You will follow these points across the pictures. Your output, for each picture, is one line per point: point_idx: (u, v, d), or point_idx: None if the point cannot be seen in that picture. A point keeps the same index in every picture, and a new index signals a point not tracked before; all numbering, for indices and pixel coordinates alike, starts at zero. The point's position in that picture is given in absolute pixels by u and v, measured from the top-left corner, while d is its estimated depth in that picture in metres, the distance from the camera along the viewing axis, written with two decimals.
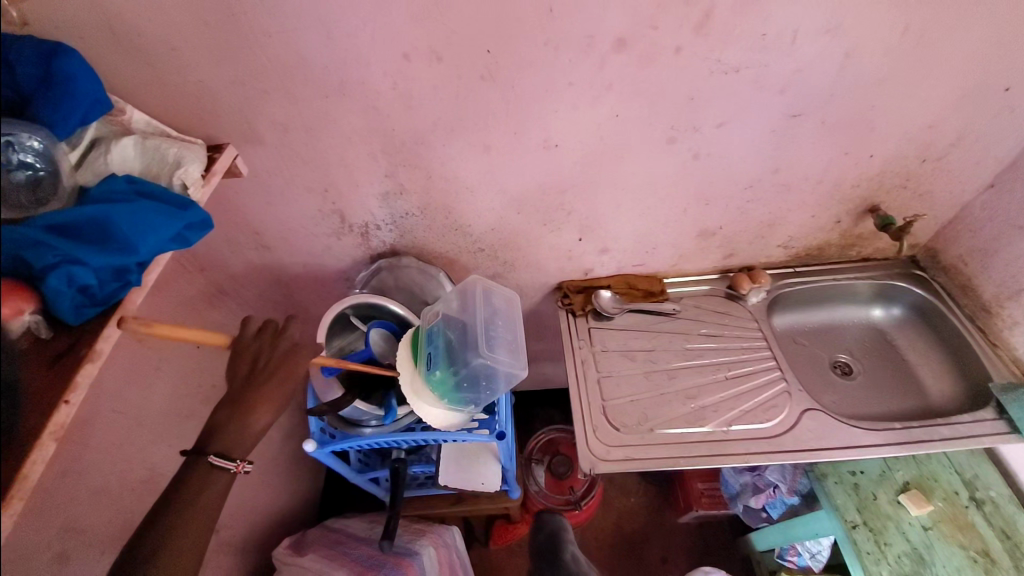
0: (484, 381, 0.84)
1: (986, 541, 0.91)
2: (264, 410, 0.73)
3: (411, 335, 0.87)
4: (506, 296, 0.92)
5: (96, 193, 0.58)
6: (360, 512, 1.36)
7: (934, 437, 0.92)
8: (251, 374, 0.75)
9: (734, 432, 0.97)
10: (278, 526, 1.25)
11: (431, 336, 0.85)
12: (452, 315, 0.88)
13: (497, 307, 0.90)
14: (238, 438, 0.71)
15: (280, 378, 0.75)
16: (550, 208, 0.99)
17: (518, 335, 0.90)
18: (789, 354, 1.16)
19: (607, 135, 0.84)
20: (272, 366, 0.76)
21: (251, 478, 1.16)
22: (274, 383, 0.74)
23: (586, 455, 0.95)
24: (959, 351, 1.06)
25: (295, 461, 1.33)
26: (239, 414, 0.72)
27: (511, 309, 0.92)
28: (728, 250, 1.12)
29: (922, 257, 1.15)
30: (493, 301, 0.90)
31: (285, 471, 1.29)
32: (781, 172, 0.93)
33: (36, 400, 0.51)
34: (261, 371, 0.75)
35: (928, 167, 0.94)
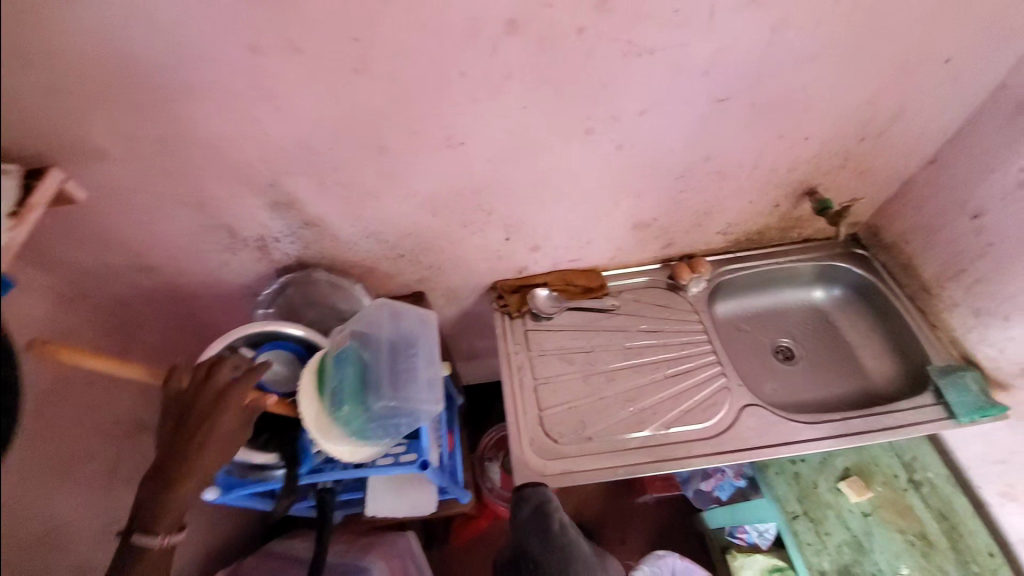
0: (399, 413, 0.78)
1: (923, 523, 0.92)
2: (195, 480, 0.66)
3: (315, 362, 0.79)
4: (419, 316, 0.87)
5: None
6: (306, 528, 1.31)
7: (873, 427, 0.90)
8: (173, 437, 0.67)
9: (673, 435, 0.93)
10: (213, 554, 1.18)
11: (338, 364, 0.78)
12: (360, 339, 0.81)
13: (410, 328, 0.85)
14: (167, 506, 0.65)
15: (202, 437, 0.67)
16: (468, 209, 0.90)
17: (436, 357, 0.85)
18: (731, 343, 1.13)
19: (516, 129, 0.75)
20: (191, 427, 0.67)
21: None
22: (197, 447, 0.67)
23: (523, 472, 0.91)
24: (898, 332, 1.04)
25: None
26: (165, 485, 0.65)
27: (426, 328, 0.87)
28: (666, 239, 1.06)
29: (863, 234, 1.12)
30: (406, 322, 0.85)
31: None
32: (712, 159, 0.86)
33: None
34: (182, 432, 0.67)
35: (868, 146, 0.88)
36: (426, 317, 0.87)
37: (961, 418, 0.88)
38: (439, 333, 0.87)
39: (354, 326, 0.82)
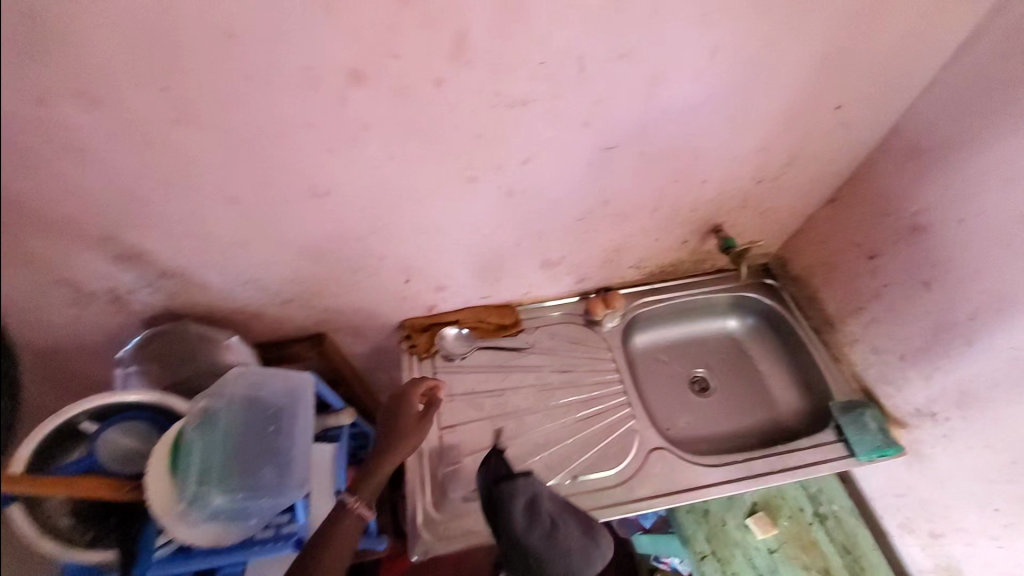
0: (264, 491, 0.71)
1: (827, 559, 0.92)
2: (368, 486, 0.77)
3: (166, 440, 0.71)
4: (292, 378, 0.81)
5: None
6: None
7: (775, 468, 0.89)
8: (388, 433, 0.81)
9: (580, 483, 0.88)
10: None
11: (193, 442, 0.71)
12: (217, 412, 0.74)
13: (281, 391, 0.79)
14: (349, 526, 0.74)
15: (411, 432, 0.81)
16: (354, 254, 0.83)
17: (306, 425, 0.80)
18: (648, 376, 1.10)
19: (388, 178, 0.68)
20: (393, 420, 0.82)
21: None
22: (398, 449, 0.79)
23: (419, 536, 0.84)
24: (804, 363, 1.05)
25: None
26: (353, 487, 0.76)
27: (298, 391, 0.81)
28: (578, 275, 1.03)
29: (773, 264, 1.12)
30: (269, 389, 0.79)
31: None
32: (610, 202, 0.82)
33: None
34: (387, 429, 0.82)
35: (766, 187, 0.87)
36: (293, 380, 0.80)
37: (861, 456, 0.88)
38: (311, 398, 0.81)
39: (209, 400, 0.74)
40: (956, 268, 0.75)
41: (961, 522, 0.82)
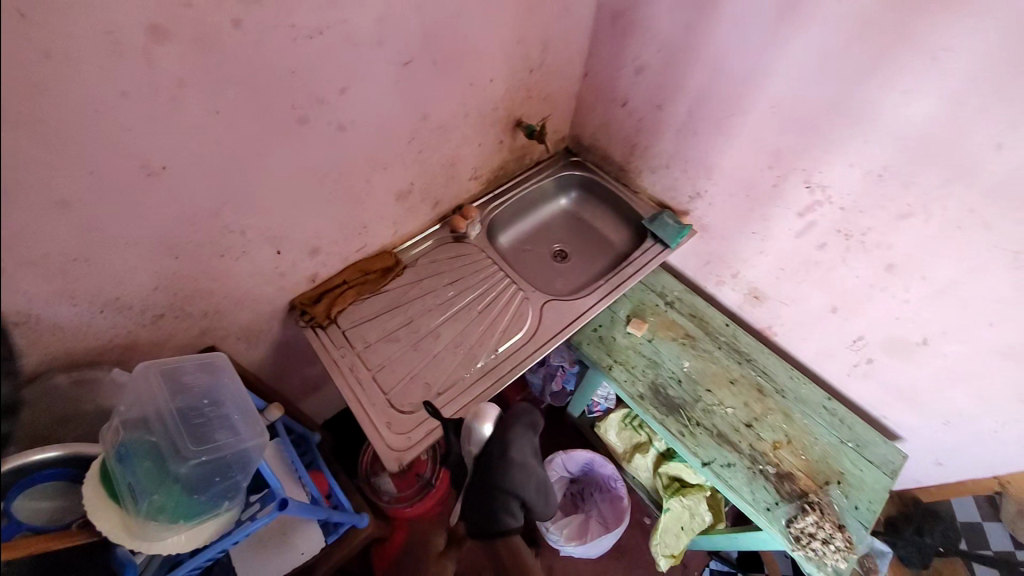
0: (225, 462, 0.72)
1: (685, 327, 1.25)
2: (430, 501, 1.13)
3: (91, 473, 0.65)
4: (200, 362, 0.78)
5: None
6: None
7: (624, 278, 1.19)
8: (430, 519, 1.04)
9: (501, 353, 1.05)
10: None
11: (124, 465, 0.66)
12: (137, 424, 0.70)
13: (194, 383, 0.77)
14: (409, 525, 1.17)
15: None
16: (215, 236, 0.83)
17: (240, 395, 0.79)
18: (520, 263, 1.32)
19: (223, 136, 0.73)
20: None
21: None
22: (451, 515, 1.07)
23: (388, 457, 0.90)
24: (618, 205, 1.36)
25: None
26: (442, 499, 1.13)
27: (215, 373, 0.78)
28: (432, 200, 1.17)
29: (572, 145, 1.42)
30: (187, 378, 0.76)
31: None
32: (430, 116, 0.97)
33: None
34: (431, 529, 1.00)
35: (537, 75, 1.12)
36: (208, 362, 0.78)
37: (672, 243, 1.22)
38: (235, 370, 0.79)
39: (124, 413, 0.69)
40: (668, 86, 1.08)
41: (741, 255, 1.18)
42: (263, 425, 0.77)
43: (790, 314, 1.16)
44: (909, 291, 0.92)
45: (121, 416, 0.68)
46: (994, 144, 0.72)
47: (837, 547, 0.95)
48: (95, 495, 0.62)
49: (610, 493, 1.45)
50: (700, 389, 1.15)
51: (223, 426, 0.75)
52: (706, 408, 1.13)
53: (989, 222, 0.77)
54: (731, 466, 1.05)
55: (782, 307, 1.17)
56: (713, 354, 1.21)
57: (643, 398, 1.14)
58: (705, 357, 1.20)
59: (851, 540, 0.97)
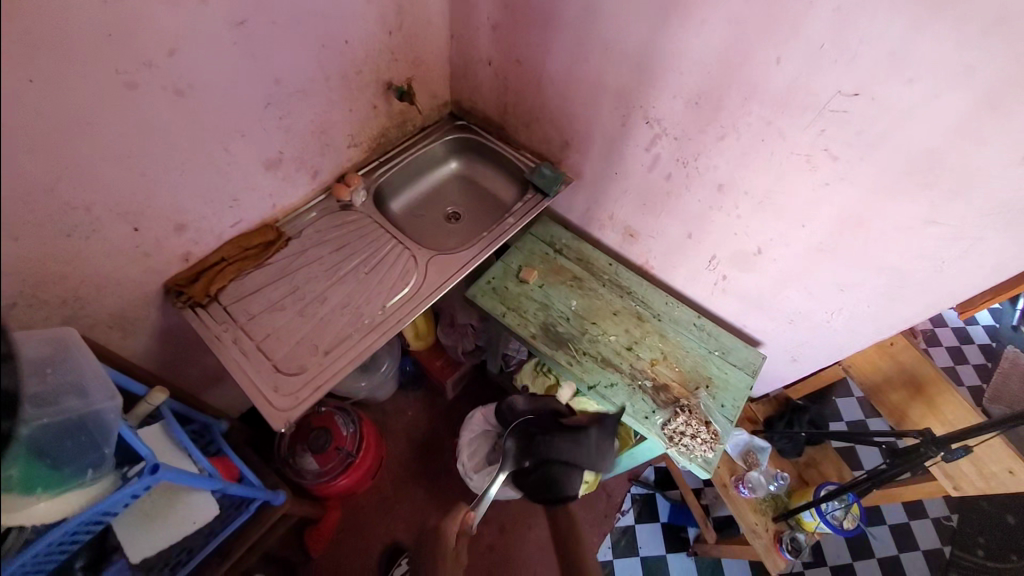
0: (80, 423, 0.70)
1: (572, 270, 1.34)
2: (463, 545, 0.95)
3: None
4: (42, 337, 0.74)
5: None
6: None
7: (506, 228, 1.26)
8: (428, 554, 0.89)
9: (389, 308, 1.09)
10: None
11: None
12: None
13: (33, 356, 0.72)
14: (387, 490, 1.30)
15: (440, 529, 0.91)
16: (55, 213, 0.79)
17: (93, 365, 0.76)
18: (413, 228, 1.36)
19: (40, 106, 0.70)
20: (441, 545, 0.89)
21: None
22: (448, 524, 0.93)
23: (276, 416, 0.93)
24: (502, 162, 1.42)
25: None
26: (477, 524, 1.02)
27: (59, 345, 0.75)
28: (310, 169, 1.17)
29: (453, 110, 1.46)
30: (29, 350, 0.72)
31: None
32: (284, 81, 0.98)
33: None
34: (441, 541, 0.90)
35: (398, 37, 1.15)
36: (58, 335, 0.75)
37: (550, 191, 1.30)
38: (86, 344, 0.77)
39: None
40: (523, 40, 1.14)
41: (611, 196, 1.28)
42: (114, 387, 0.75)
43: (658, 244, 1.28)
44: (739, 207, 1.04)
45: None
46: (775, 59, 0.81)
47: (703, 440, 1.09)
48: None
49: None
50: (586, 323, 1.25)
51: (76, 393, 0.71)
52: (592, 339, 1.23)
53: (783, 131, 0.88)
54: (614, 385, 1.17)
55: (651, 240, 1.29)
56: (598, 291, 1.31)
57: (535, 337, 1.22)
58: (591, 295, 1.30)
59: (716, 432, 1.11)
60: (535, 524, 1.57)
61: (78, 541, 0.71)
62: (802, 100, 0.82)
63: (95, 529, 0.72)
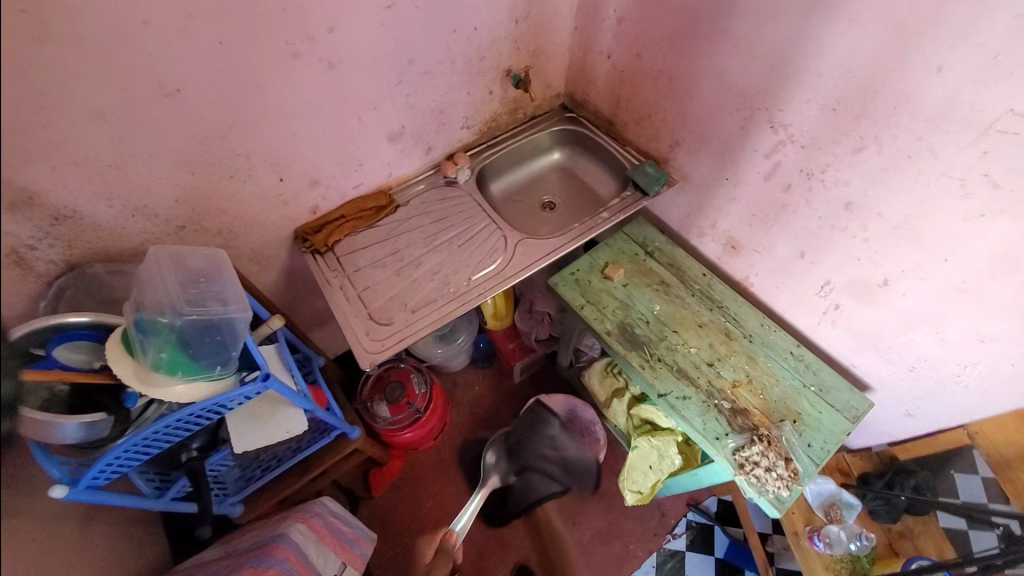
0: (216, 326, 0.86)
1: (661, 274, 1.29)
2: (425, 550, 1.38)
3: (116, 337, 0.79)
4: (203, 255, 0.94)
5: None
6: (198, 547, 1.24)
7: (600, 221, 1.26)
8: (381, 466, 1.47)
9: (474, 282, 1.16)
10: None
11: (141, 334, 0.79)
12: (150, 306, 0.82)
13: (195, 267, 0.91)
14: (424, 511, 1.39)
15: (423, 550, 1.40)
16: (226, 158, 0.97)
17: (233, 282, 0.94)
18: (509, 210, 1.41)
19: (227, 67, 0.86)
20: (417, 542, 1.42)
21: None
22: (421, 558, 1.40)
23: (364, 357, 1.05)
24: (605, 157, 1.41)
25: None
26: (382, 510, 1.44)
27: (214, 263, 0.94)
28: (424, 144, 1.27)
29: (567, 101, 1.47)
30: (192, 262, 0.92)
31: None
32: (415, 61, 1.07)
33: None
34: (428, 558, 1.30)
35: (524, 26, 1.19)
36: (211, 253, 0.94)
37: (652, 191, 1.26)
38: (231, 265, 0.95)
39: (144, 299, 0.82)
40: (646, 34, 1.13)
41: (717, 203, 1.21)
42: (247, 301, 0.92)
43: (763, 261, 1.19)
44: (866, 229, 0.93)
45: (134, 298, 0.82)
46: (934, 67, 0.72)
47: (779, 475, 1.02)
48: (114, 352, 0.77)
49: (591, 438, 1.52)
50: (666, 330, 1.21)
51: (216, 299, 0.89)
52: (669, 348, 1.18)
53: (935, 148, 0.77)
54: (686, 398, 1.12)
55: (756, 256, 1.20)
56: (686, 300, 1.25)
57: (610, 335, 1.20)
58: (676, 302, 1.25)
59: (796, 471, 1.03)
60: (579, 523, 1.56)
61: (202, 421, 0.89)
62: (962, 117, 0.73)
63: (216, 413, 0.89)
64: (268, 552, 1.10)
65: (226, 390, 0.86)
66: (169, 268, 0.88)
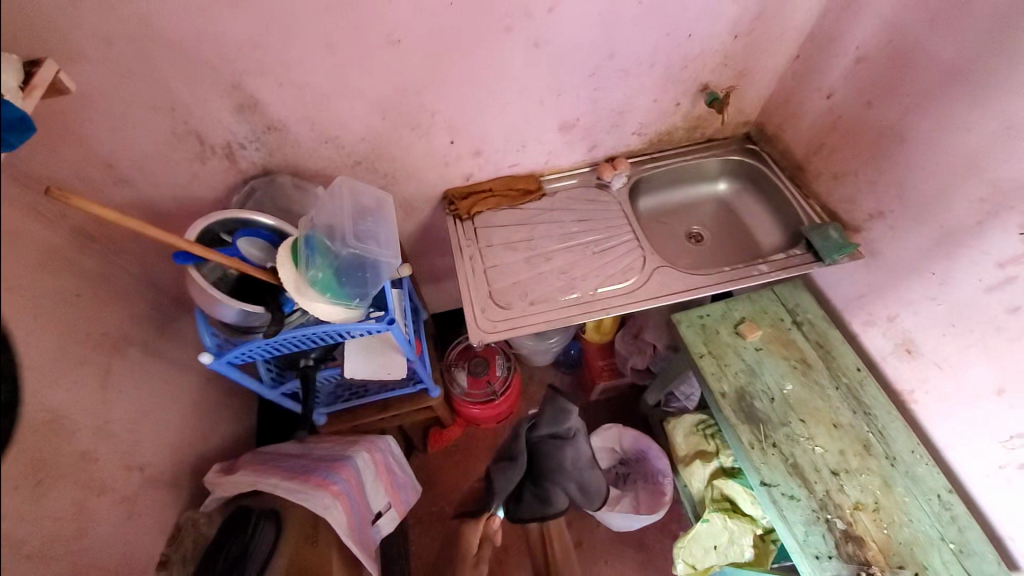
0: (366, 263, 0.92)
1: (803, 351, 1.14)
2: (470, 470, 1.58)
3: (287, 245, 0.88)
4: (375, 195, 1.00)
5: None
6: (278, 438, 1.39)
7: (755, 273, 1.13)
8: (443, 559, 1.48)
9: (598, 293, 1.11)
10: (184, 465, 1.25)
11: (308, 250, 0.88)
12: (321, 228, 0.90)
13: (366, 204, 0.98)
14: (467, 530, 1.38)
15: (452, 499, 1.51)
16: (414, 110, 1.02)
17: (391, 228, 0.99)
18: (652, 230, 1.33)
19: (446, 26, 0.89)
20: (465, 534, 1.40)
21: (150, 424, 1.16)
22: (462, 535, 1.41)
23: (474, 332, 1.06)
24: (780, 204, 1.26)
25: (193, 405, 1.31)
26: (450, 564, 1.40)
27: (381, 205, 1.00)
28: (590, 141, 1.23)
29: (754, 132, 1.33)
30: (365, 198, 0.98)
31: (189, 416, 1.29)
32: (616, 56, 1.03)
33: None
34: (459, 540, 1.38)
35: (741, 44, 1.09)
36: (382, 197, 1.00)
37: (826, 258, 1.10)
38: (394, 211, 1.00)
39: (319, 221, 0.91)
40: (890, 84, 0.96)
41: (906, 296, 1.02)
42: (398, 249, 0.96)
43: (942, 380, 0.99)
44: None
45: (312, 218, 0.91)
46: None
47: None
48: (284, 257, 0.87)
49: (654, 486, 1.43)
50: (791, 415, 1.07)
51: (373, 238, 0.95)
52: (790, 436, 1.06)
53: None
54: (793, 499, 1.00)
55: (935, 371, 1.00)
56: (824, 389, 1.10)
57: (724, 397, 1.09)
58: (811, 388, 1.10)
59: None
60: (611, 564, 1.48)
61: (325, 340, 0.97)
62: None
63: (339, 337, 0.97)
64: (335, 469, 1.20)
65: (355, 322, 0.93)
66: (347, 199, 0.96)
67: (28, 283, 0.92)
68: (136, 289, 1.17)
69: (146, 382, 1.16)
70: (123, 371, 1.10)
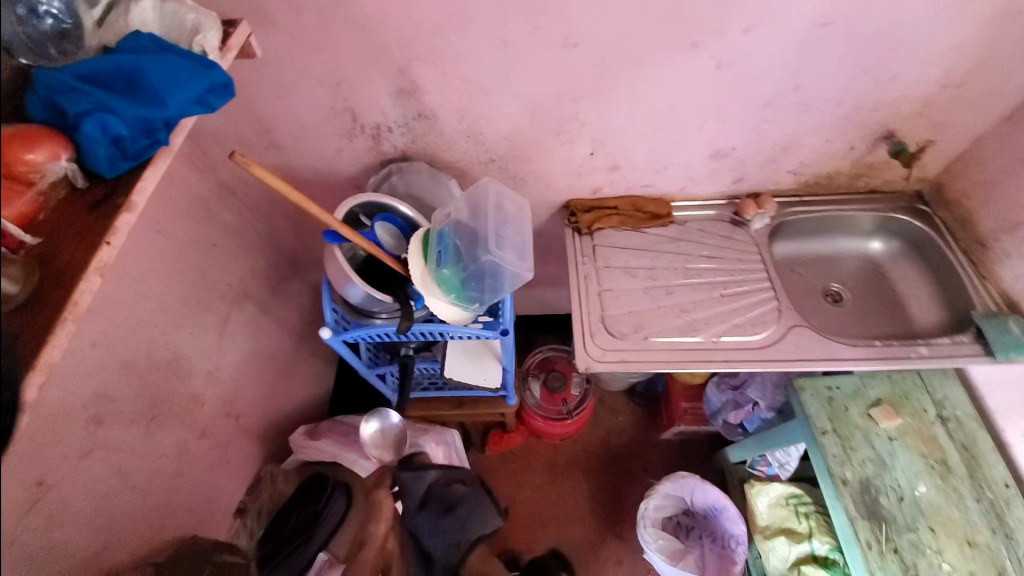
0: (494, 270, 0.87)
1: (947, 453, 0.99)
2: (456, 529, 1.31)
3: (419, 237, 0.87)
4: (517, 203, 0.94)
5: (124, 46, 0.63)
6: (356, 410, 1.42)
7: (911, 354, 0.99)
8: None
9: (722, 341, 1.02)
10: (273, 419, 1.30)
11: (438, 247, 0.86)
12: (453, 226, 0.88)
13: (506, 209, 0.93)
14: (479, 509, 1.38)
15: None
16: (565, 117, 0.97)
17: (525, 237, 0.93)
18: (786, 279, 1.20)
19: (629, 34, 0.83)
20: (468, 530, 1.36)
21: (251, 376, 1.21)
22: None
23: (582, 357, 1.01)
24: (948, 280, 1.10)
25: (289, 363, 1.36)
26: None
27: (521, 213, 0.95)
28: (738, 173, 1.12)
29: (927, 192, 1.16)
30: (506, 202, 0.93)
31: (284, 373, 1.34)
32: (802, 88, 0.92)
33: (52, 248, 0.54)
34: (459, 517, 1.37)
35: (948, 94, 0.94)
36: (522, 204, 0.95)
37: (998, 354, 0.95)
38: (530, 219, 0.94)
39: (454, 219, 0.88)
40: None
41: None
42: (530, 262, 0.89)
43: None
44: None
45: (449, 215, 0.89)
46: None
47: None
48: (413, 250, 0.86)
49: (723, 550, 1.33)
50: (922, 523, 0.93)
51: (506, 245, 0.89)
52: (916, 546, 0.92)
53: None
54: None
55: None
56: (964, 501, 0.95)
57: (846, 485, 0.96)
58: (950, 496, 0.95)
59: None
60: None
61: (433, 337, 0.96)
62: None
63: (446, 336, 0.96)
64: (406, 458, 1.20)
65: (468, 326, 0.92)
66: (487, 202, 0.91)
67: (179, 228, 0.97)
68: (262, 246, 1.22)
69: (253, 336, 1.21)
70: (238, 323, 1.15)
